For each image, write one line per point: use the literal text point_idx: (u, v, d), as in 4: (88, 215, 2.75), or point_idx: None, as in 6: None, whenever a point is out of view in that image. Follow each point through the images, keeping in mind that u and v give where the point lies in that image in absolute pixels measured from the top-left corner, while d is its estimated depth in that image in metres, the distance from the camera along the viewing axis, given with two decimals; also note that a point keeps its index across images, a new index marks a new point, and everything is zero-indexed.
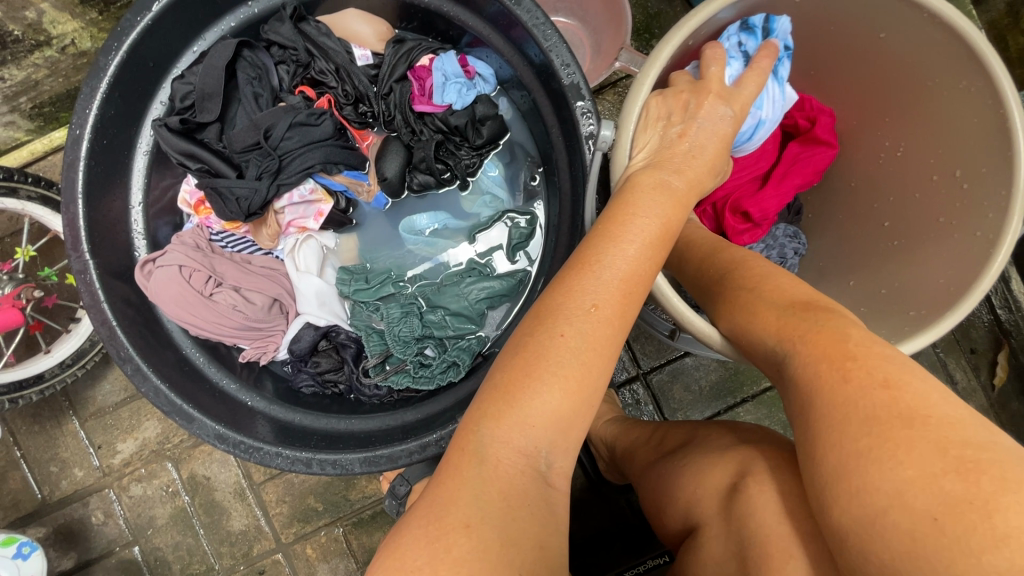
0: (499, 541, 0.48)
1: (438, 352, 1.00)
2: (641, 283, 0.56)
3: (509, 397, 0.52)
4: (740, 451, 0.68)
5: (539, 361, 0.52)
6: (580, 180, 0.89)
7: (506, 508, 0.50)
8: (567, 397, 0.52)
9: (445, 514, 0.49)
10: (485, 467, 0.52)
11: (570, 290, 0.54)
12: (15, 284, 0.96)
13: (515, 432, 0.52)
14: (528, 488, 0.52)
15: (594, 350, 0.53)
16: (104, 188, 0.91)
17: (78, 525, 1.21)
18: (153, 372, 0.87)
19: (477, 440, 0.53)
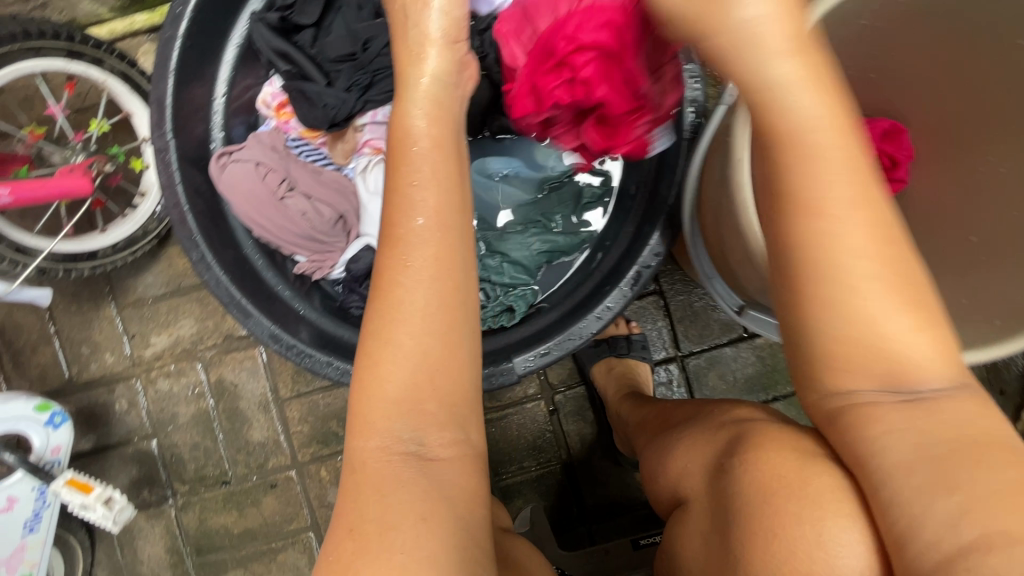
0: (395, 522, 0.50)
1: (492, 297, 0.98)
2: (422, 241, 0.53)
3: (366, 391, 0.54)
4: (728, 429, 0.68)
5: (386, 343, 0.53)
6: (670, 143, 0.87)
7: (388, 496, 0.52)
8: (422, 366, 0.53)
9: (351, 505, 0.52)
10: (366, 458, 0.54)
11: (386, 267, 0.54)
12: (86, 156, 0.96)
13: (382, 417, 0.54)
14: (400, 470, 0.53)
15: (423, 317, 0.53)
16: (193, 73, 0.90)
17: (101, 409, 1.22)
18: (215, 262, 0.87)
19: (355, 446, 0.55)
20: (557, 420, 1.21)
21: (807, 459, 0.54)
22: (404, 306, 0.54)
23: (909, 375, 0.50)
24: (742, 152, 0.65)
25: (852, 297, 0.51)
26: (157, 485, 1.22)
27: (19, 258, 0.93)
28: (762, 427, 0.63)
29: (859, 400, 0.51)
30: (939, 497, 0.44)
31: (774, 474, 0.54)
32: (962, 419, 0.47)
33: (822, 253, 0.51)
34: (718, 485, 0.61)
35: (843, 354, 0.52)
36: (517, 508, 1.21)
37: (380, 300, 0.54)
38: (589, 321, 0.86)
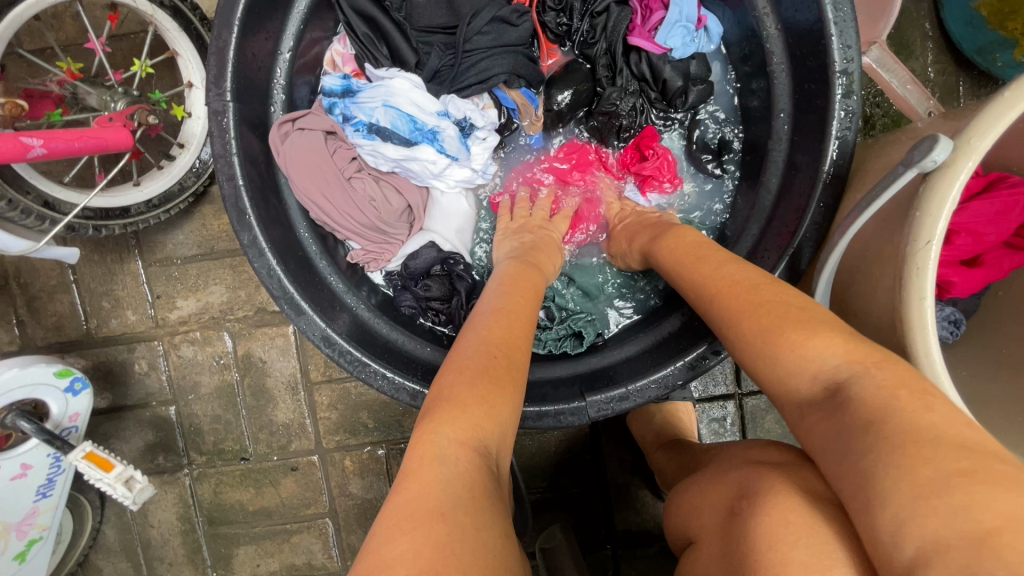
0: (474, 523, 0.45)
1: (559, 317, 0.89)
2: (520, 312, 0.64)
3: (447, 404, 0.52)
4: (740, 474, 0.61)
5: (494, 370, 0.55)
6: (800, 181, 0.76)
7: (476, 500, 0.46)
8: (511, 401, 0.54)
9: (416, 508, 0.44)
10: (449, 466, 0.47)
11: (487, 324, 0.61)
12: (128, 103, 0.83)
13: (465, 420, 0.50)
14: (485, 483, 0.49)
15: (517, 358, 0.58)
16: (260, 23, 0.77)
17: (120, 368, 1.14)
18: (268, 248, 0.78)
19: (424, 443, 0.49)
20: (597, 441, 1.15)
21: (813, 512, 0.48)
22: (511, 348, 0.59)
23: (832, 378, 0.50)
24: (935, 231, 0.52)
25: (765, 334, 0.55)
26: (173, 452, 1.17)
27: (45, 214, 0.82)
28: (775, 470, 0.57)
29: (802, 410, 0.52)
30: (886, 502, 0.40)
31: (775, 528, 0.49)
32: (881, 405, 0.45)
33: (728, 286, 0.61)
34: (727, 536, 0.55)
35: (761, 363, 0.55)
36: (542, 522, 1.17)
37: (506, 340, 0.59)
38: (675, 368, 0.77)
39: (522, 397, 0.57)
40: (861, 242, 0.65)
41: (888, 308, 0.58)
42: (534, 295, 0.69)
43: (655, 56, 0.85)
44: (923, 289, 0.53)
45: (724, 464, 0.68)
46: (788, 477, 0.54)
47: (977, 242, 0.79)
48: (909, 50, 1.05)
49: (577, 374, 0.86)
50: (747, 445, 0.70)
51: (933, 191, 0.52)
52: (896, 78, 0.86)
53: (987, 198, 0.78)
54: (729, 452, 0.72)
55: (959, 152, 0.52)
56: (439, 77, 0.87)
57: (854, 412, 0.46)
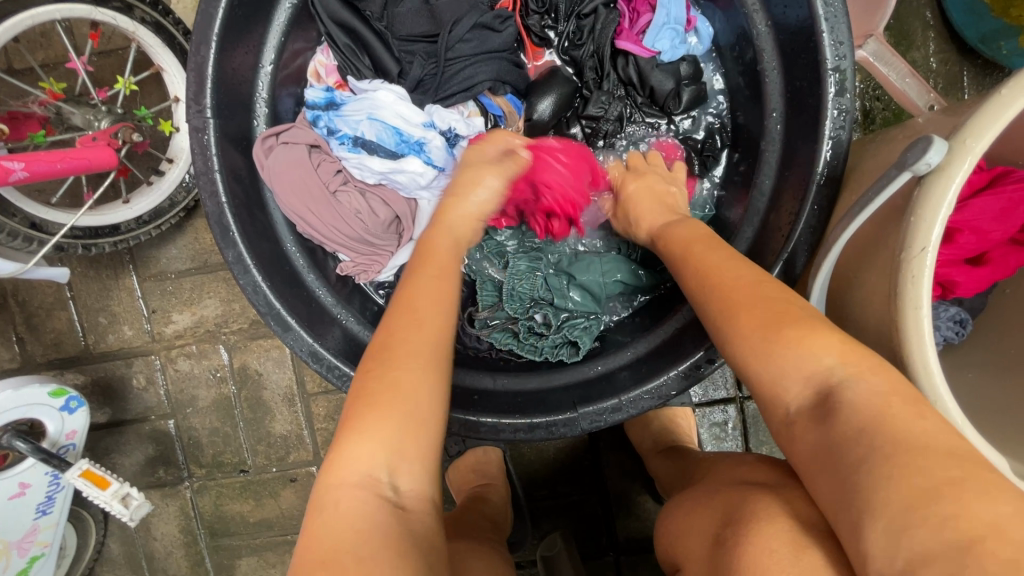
0: (357, 562, 0.46)
1: (554, 325, 0.87)
2: (415, 303, 0.59)
3: (339, 441, 0.53)
4: (735, 490, 0.60)
5: (388, 391, 0.54)
6: (794, 181, 0.74)
7: (358, 539, 0.48)
8: (406, 424, 0.53)
9: (309, 554, 0.48)
10: (332, 507, 0.50)
11: (389, 330, 0.58)
12: (112, 121, 0.83)
13: (360, 452, 0.51)
14: (375, 512, 0.50)
15: (407, 362, 0.55)
16: (239, 37, 0.77)
17: (118, 383, 1.15)
18: (254, 265, 0.77)
19: (318, 490, 0.52)
20: (596, 448, 1.14)
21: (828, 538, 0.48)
22: (403, 356, 0.56)
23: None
24: (930, 237, 0.49)
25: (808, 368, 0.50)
26: (173, 466, 1.18)
27: (33, 235, 0.83)
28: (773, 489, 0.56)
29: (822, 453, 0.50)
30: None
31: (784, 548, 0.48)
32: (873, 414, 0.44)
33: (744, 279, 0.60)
34: (718, 552, 0.54)
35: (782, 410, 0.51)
36: (543, 530, 1.15)
37: (388, 346, 0.57)
38: (669, 378, 0.76)
39: (432, 409, 0.55)
40: (856, 247, 0.63)
41: (885, 317, 0.56)
42: (450, 273, 0.65)
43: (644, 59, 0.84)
44: (919, 298, 0.50)
45: (721, 478, 0.67)
46: (785, 494, 0.54)
47: (981, 240, 0.76)
48: (910, 41, 1.02)
49: (572, 383, 0.84)
50: (739, 460, 0.69)
51: (927, 195, 0.50)
52: (894, 71, 0.84)
53: (990, 194, 0.75)
54: (726, 464, 0.71)
55: (954, 153, 0.50)
56: (422, 87, 0.86)
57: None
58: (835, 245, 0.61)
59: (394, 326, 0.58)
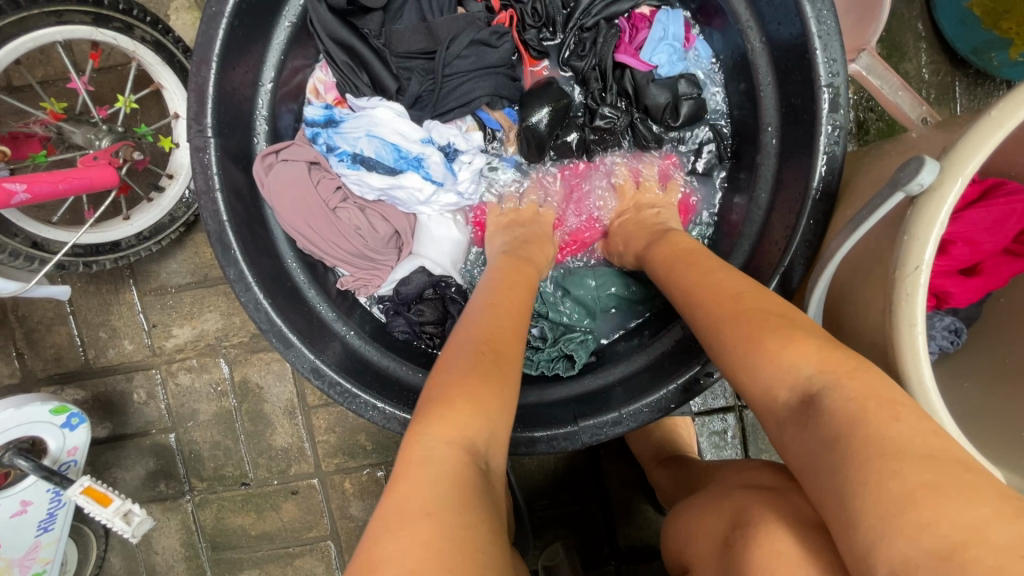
0: (463, 523, 0.44)
1: (550, 338, 0.88)
2: (520, 311, 0.66)
3: (439, 404, 0.52)
4: (735, 497, 0.61)
5: (480, 370, 0.55)
6: (792, 194, 0.75)
7: (461, 499, 0.46)
8: (494, 403, 0.54)
9: (407, 507, 0.45)
10: (431, 466, 0.48)
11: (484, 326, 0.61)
12: (113, 139, 0.84)
13: (453, 421, 0.51)
14: (471, 476, 0.48)
15: (500, 354, 0.58)
16: (239, 56, 0.78)
17: (119, 398, 1.15)
18: (255, 281, 0.78)
19: (414, 445, 0.50)
20: (596, 457, 1.14)
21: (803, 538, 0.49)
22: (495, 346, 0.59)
23: (805, 388, 0.49)
24: (923, 256, 0.50)
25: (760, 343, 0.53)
26: (174, 480, 1.17)
27: (34, 254, 0.83)
28: (764, 494, 0.58)
29: (783, 416, 0.51)
30: (858, 519, 0.40)
31: (768, 553, 0.49)
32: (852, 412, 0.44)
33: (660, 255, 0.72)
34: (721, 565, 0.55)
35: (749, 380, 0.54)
36: (544, 541, 1.16)
37: (492, 336, 0.60)
38: (669, 391, 0.76)
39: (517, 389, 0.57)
40: (851, 261, 0.64)
41: (880, 332, 0.57)
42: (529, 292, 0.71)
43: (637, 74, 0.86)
44: (914, 315, 0.51)
45: (720, 487, 0.67)
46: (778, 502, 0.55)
47: (974, 251, 0.77)
48: (902, 53, 1.03)
49: (572, 396, 0.85)
50: (740, 468, 0.70)
51: (920, 215, 0.51)
52: (887, 84, 0.85)
53: (983, 206, 0.76)
54: (729, 471, 0.71)
55: (946, 172, 0.50)
56: (421, 102, 0.86)
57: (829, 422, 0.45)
58: (835, 257, 0.62)
59: (490, 322, 0.62)
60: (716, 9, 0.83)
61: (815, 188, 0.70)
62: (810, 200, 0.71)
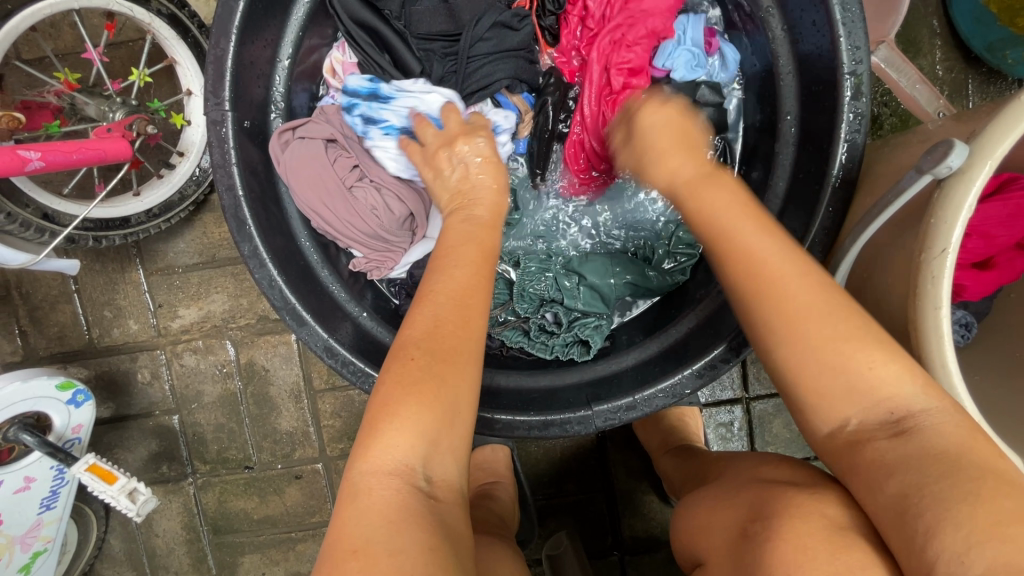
0: (389, 552, 0.46)
1: (564, 323, 0.88)
2: (475, 295, 0.61)
3: (370, 433, 0.54)
4: (757, 489, 0.61)
5: (415, 385, 0.54)
6: (811, 183, 0.75)
7: (393, 528, 0.48)
8: (433, 418, 0.54)
9: (339, 542, 0.48)
10: (362, 497, 0.51)
11: (419, 323, 0.58)
12: (127, 113, 0.83)
13: (382, 449, 0.52)
14: (409, 502, 0.51)
15: (444, 362, 0.55)
16: (258, 30, 0.77)
17: (122, 378, 1.14)
18: (269, 258, 0.77)
19: (351, 477, 0.53)
20: (603, 447, 1.14)
21: (840, 538, 0.48)
22: (438, 347, 0.56)
23: (902, 408, 0.50)
24: (950, 239, 0.50)
25: (841, 344, 0.52)
26: (177, 462, 1.17)
27: (45, 226, 0.83)
28: (789, 488, 0.57)
29: (852, 434, 0.52)
30: (954, 526, 0.41)
31: (798, 546, 0.48)
32: (948, 440, 0.47)
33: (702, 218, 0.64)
34: (740, 555, 0.54)
35: (816, 386, 0.54)
36: (548, 529, 1.16)
37: (432, 335, 0.57)
38: (684, 377, 0.76)
39: (466, 393, 0.56)
40: (872, 248, 0.64)
41: (901, 317, 0.58)
42: (485, 266, 0.65)
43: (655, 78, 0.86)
44: (939, 297, 0.51)
45: (733, 483, 0.66)
46: (803, 493, 0.54)
47: (988, 244, 0.77)
48: (917, 48, 1.04)
49: (584, 381, 0.85)
50: (756, 461, 0.69)
51: (948, 199, 0.51)
52: (905, 77, 0.85)
53: (999, 199, 0.76)
54: (738, 467, 0.71)
55: (975, 156, 0.51)
56: (444, 85, 0.86)
57: (925, 441, 0.47)
58: (858, 243, 0.62)
59: (431, 316, 0.58)
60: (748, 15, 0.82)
61: (835, 176, 0.70)
62: (830, 189, 0.71)
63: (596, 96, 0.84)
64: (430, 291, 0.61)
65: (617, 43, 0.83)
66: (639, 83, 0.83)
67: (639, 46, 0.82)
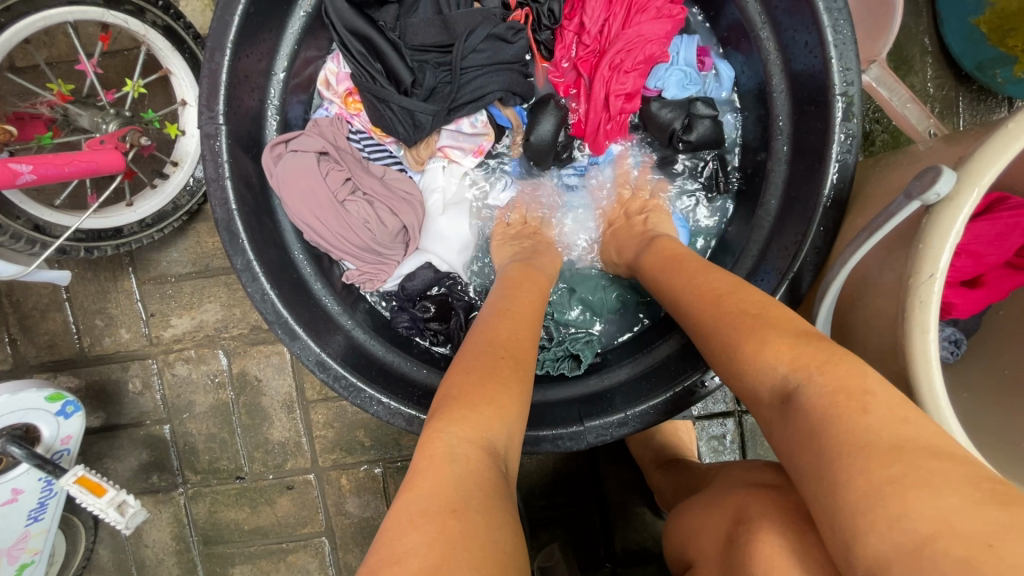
0: (486, 521, 0.46)
1: (555, 338, 0.89)
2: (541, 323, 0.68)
3: (463, 404, 0.53)
4: (741, 493, 0.61)
5: (503, 377, 0.57)
6: (803, 201, 0.75)
7: (485, 497, 0.47)
8: (517, 407, 0.55)
9: (433, 503, 0.46)
10: (461, 463, 0.49)
11: (504, 333, 0.63)
12: (120, 124, 0.83)
13: (474, 420, 0.52)
14: (496, 481, 0.50)
15: (524, 367, 0.59)
16: (253, 43, 0.77)
17: (113, 387, 1.13)
18: (262, 271, 0.77)
19: (444, 437, 0.50)
20: (594, 459, 1.14)
21: (805, 537, 0.49)
22: (513, 349, 0.61)
23: (779, 386, 0.51)
24: (937, 264, 0.51)
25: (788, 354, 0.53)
26: (167, 472, 1.16)
27: (36, 237, 0.82)
28: (770, 490, 0.57)
29: None
30: (844, 492, 0.41)
31: (772, 548, 0.49)
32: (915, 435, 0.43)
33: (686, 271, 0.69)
34: (724, 560, 0.55)
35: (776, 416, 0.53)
36: (541, 541, 1.15)
37: (509, 342, 0.62)
38: (674, 394, 0.76)
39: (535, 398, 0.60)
40: (862, 270, 0.64)
41: (889, 339, 0.58)
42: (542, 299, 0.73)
43: (647, 98, 0.88)
44: (926, 322, 0.52)
45: (721, 488, 0.67)
46: (783, 498, 0.55)
47: (977, 263, 0.78)
48: (909, 66, 1.05)
49: (575, 396, 0.85)
50: (745, 467, 0.70)
51: (937, 224, 0.52)
52: (896, 96, 0.86)
53: (988, 219, 0.76)
54: (728, 474, 0.71)
55: (962, 183, 0.51)
56: (436, 96, 0.85)
57: (809, 419, 0.46)
58: (847, 265, 0.62)
59: (512, 329, 0.64)
60: (745, 45, 0.84)
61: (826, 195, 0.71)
62: (821, 208, 0.71)
63: (598, 117, 0.86)
64: (508, 310, 0.67)
65: (616, 69, 0.83)
66: (633, 109, 0.86)
67: (636, 72, 0.84)
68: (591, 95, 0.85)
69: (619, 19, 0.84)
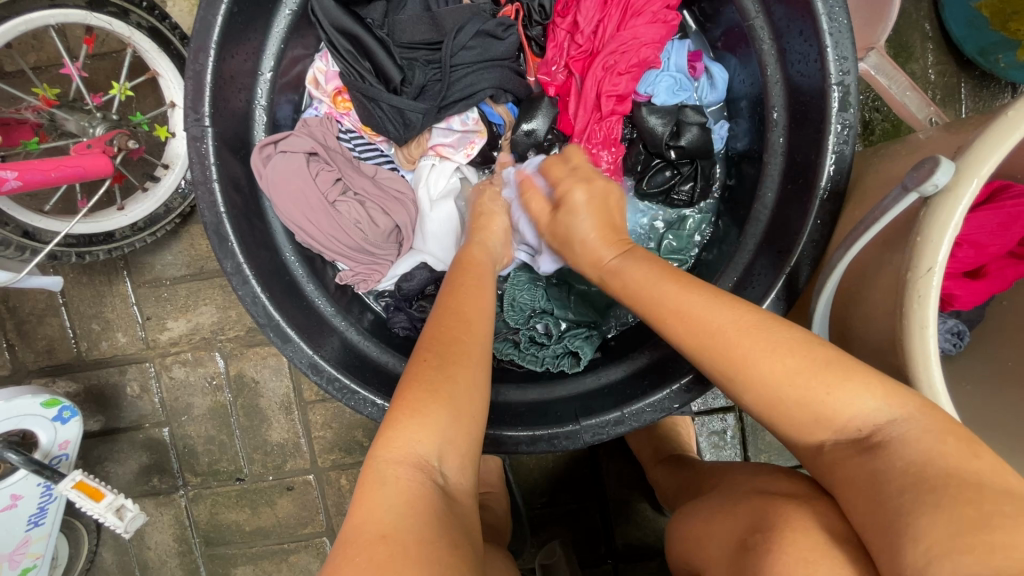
0: (419, 540, 0.46)
1: (555, 335, 0.87)
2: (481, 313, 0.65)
3: (391, 424, 0.54)
4: (755, 501, 0.60)
5: (434, 388, 0.55)
6: (800, 194, 0.74)
7: (413, 514, 0.48)
8: (456, 414, 0.55)
9: (363, 530, 0.47)
10: (387, 486, 0.50)
11: (436, 333, 0.61)
12: (108, 128, 0.82)
13: (402, 438, 0.53)
14: (431, 496, 0.51)
15: (458, 363, 0.58)
16: (237, 44, 0.76)
17: (111, 391, 1.13)
18: (253, 275, 0.76)
19: (371, 467, 0.52)
20: (594, 456, 1.14)
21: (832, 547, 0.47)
22: (445, 351, 0.59)
23: (869, 424, 0.49)
24: (936, 258, 0.49)
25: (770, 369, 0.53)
26: (167, 474, 1.16)
27: (26, 244, 0.82)
28: (788, 500, 0.56)
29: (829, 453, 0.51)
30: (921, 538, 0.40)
31: (798, 559, 0.47)
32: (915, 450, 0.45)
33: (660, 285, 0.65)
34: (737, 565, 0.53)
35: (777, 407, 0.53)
36: (542, 539, 1.15)
37: (440, 336, 0.60)
38: (671, 392, 0.75)
39: (479, 396, 0.58)
40: (859, 263, 0.63)
41: (887, 335, 0.57)
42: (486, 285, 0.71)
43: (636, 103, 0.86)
44: (925, 318, 0.51)
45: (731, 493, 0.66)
46: (798, 508, 0.54)
47: (980, 253, 0.76)
48: (909, 53, 1.02)
49: (574, 395, 0.84)
50: (753, 470, 0.69)
51: (935, 217, 0.50)
52: (895, 84, 0.84)
53: (990, 209, 0.74)
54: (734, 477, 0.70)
55: (962, 173, 0.50)
56: (426, 93, 0.84)
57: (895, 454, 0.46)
58: (845, 261, 0.60)
59: (444, 322, 0.62)
60: (739, 34, 0.82)
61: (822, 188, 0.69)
62: (820, 200, 0.70)
63: (587, 118, 0.84)
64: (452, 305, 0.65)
65: (608, 69, 0.81)
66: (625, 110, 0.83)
67: (629, 74, 0.82)
68: (581, 93, 0.83)
69: (614, 19, 0.82)
